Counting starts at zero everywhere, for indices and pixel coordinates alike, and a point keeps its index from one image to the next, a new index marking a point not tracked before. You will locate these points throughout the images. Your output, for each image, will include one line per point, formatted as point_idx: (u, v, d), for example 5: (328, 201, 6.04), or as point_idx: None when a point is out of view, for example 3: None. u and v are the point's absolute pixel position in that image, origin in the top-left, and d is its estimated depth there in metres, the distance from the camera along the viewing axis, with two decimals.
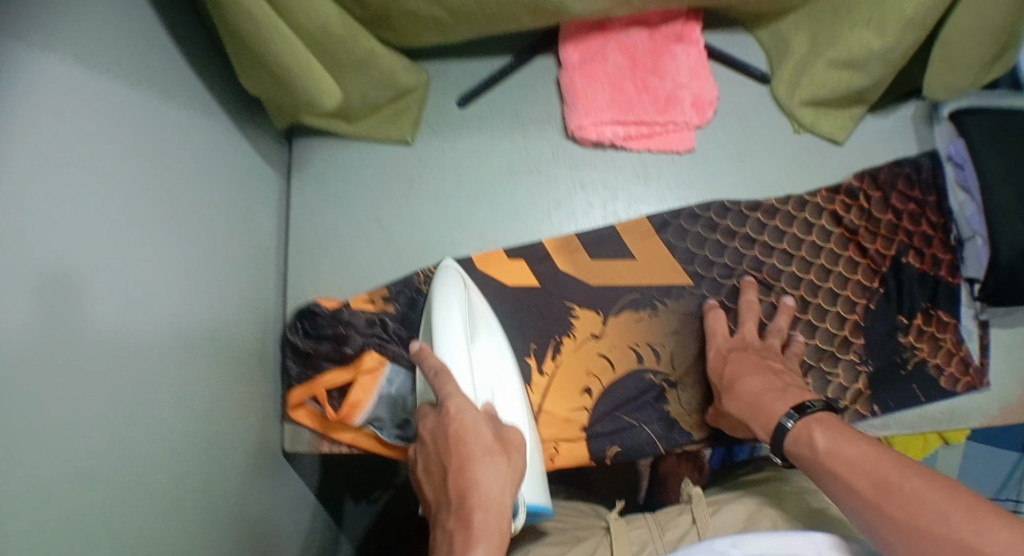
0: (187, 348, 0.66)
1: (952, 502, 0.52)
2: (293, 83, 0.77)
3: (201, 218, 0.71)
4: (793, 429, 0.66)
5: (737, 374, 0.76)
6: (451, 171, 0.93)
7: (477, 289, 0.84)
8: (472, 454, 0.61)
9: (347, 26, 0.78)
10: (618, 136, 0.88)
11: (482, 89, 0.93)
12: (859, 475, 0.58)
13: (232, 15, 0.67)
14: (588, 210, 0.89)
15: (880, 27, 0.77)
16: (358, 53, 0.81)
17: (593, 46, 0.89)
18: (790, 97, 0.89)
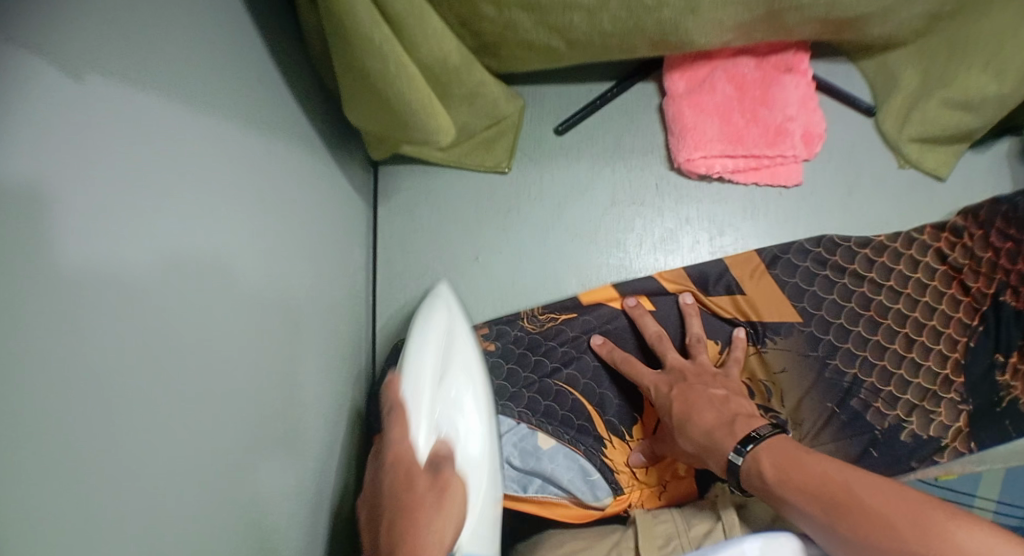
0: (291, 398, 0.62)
1: (904, 506, 0.59)
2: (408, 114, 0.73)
3: (299, 257, 0.68)
4: (744, 466, 0.66)
5: (686, 411, 0.72)
6: (551, 203, 0.89)
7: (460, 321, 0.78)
8: (420, 499, 0.57)
9: (464, 58, 0.75)
10: (727, 169, 0.87)
11: (582, 116, 0.89)
12: (817, 502, 0.61)
13: (362, 54, 0.64)
14: (694, 245, 0.88)
15: (997, 74, 0.78)
16: (468, 83, 0.78)
17: (700, 74, 0.87)
18: (897, 132, 0.89)
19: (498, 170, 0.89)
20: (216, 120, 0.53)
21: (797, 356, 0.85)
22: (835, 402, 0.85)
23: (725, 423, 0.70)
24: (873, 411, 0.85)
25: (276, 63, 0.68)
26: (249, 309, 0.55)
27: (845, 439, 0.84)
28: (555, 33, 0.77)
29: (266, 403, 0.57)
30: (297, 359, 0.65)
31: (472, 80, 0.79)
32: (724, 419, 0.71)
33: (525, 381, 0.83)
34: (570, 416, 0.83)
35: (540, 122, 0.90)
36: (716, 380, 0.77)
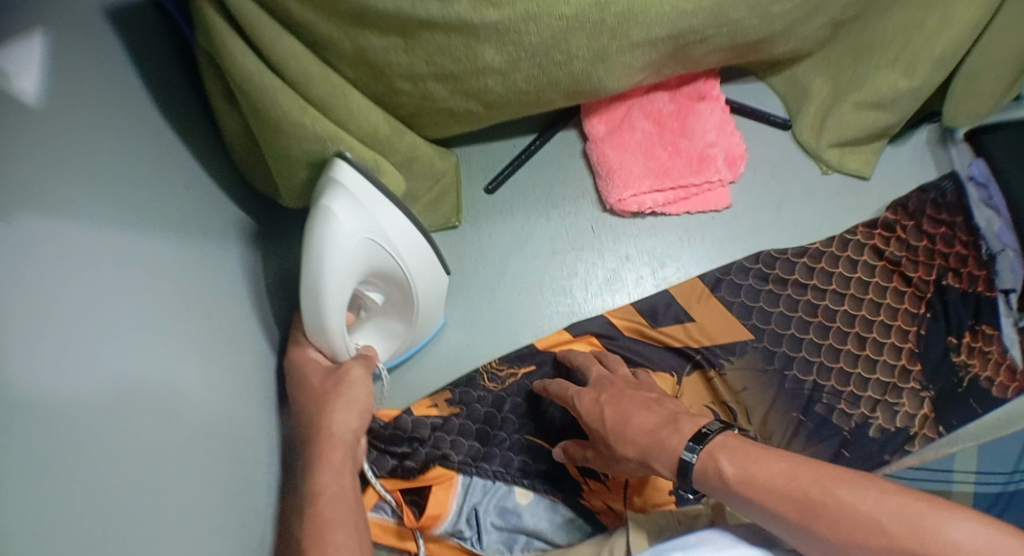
0: (231, 507, 0.60)
1: (887, 501, 0.53)
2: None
3: (237, 368, 0.68)
4: (698, 464, 0.61)
5: (620, 417, 0.69)
6: (493, 260, 0.90)
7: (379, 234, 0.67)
8: (321, 390, 0.70)
9: (392, 126, 0.76)
10: (658, 202, 0.89)
11: (510, 171, 0.91)
12: (785, 502, 0.56)
13: (283, 138, 0.67)
14: (639, 280, 0.89)
15: (909, 68, 0.81)
16: (401, 150, 0.79)
17: (618, 115, 0.90)
18: (817, 141, 0.91)
19: (449, 225, 0.90)
20: (129, 249, 0.54)
21: (753, 372, 0.86)
22: (801, 410, 0.85)
23: (665, 422, 0.66)
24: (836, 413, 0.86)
25: (194, 175, 0.68)
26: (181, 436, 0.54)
27: (816, 444, 0.84)
28: (469, 99, 0.78)
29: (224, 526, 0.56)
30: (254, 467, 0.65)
31: (404, 145, 0.79)
32: (665, 418, 0.67)
33: (497, 440, 0.85)
34: (543, 469, 0.84)
35: (470, 181, 0.92)
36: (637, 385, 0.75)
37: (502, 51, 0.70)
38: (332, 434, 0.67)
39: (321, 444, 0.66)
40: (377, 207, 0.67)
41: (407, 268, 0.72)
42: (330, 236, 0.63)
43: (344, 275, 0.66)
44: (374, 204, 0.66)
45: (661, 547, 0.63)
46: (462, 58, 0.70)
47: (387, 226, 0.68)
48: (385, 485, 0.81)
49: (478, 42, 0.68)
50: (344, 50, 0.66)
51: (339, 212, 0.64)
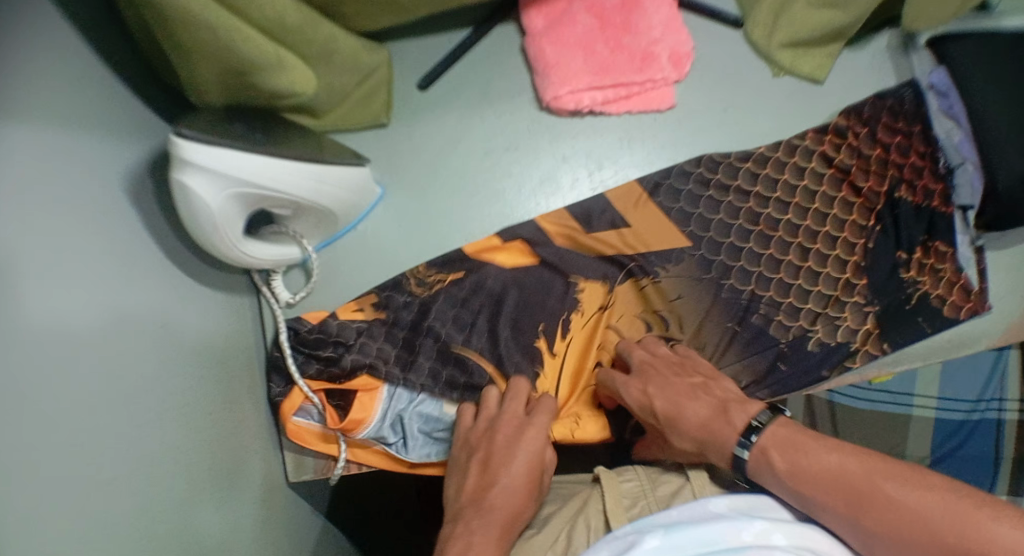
0: (125, 392, 0.59)
1: (929, 500, 0.56)
2: (259, 77, 0.71)
3: (134, 257, 0.65)
4: (749, 461, 0.64)
5: (672, 409, 0.71)
6: (425, 159, 0.87)
7: (246, 185, 0.68)
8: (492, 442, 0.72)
9: (307, 15, 0.71)
10: (597, 101, 0.84)
11: (444, 68, 0.86)
12: (836, 496, 0.59)
13: (177, 31, 0.61)
14: (575, 183, 0.86)
15: None
16: (317, 41, 0.74)
17: (558, 9, 0.85)
18: (767, 41, 0.86)
19: (379, 124, 0.87)
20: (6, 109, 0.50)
21: (687, 282, 0.82)
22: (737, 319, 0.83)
23: (717, 413, 0.69)
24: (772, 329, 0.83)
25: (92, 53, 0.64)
26: (37, 300, 0.50)
27: (747, 356, 0.82)
28: None
29: (92, 410, 0.54)
30: (149, 357, 0.63)
31: (322, 37, 0.75)
32: (715, 409, 0.69)
33: (424, 349, 0.81)
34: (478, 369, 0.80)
35: (402, 78, 0.88)
36: (677, 369, 0.76)
37: None
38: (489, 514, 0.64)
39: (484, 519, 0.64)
40: (229, 165, 0.65)
41: (288, 192, 0.73)
42: (191, 200, 0.66)
43: (222, 221, 0.69)
44: (225, 164, 0.65)
45: (644, 521, 0.61)
46: None
47: (249, 174, 0.67)
48: (310, 385, 0.79)
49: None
50: None
51: (191, 182, 0.64)
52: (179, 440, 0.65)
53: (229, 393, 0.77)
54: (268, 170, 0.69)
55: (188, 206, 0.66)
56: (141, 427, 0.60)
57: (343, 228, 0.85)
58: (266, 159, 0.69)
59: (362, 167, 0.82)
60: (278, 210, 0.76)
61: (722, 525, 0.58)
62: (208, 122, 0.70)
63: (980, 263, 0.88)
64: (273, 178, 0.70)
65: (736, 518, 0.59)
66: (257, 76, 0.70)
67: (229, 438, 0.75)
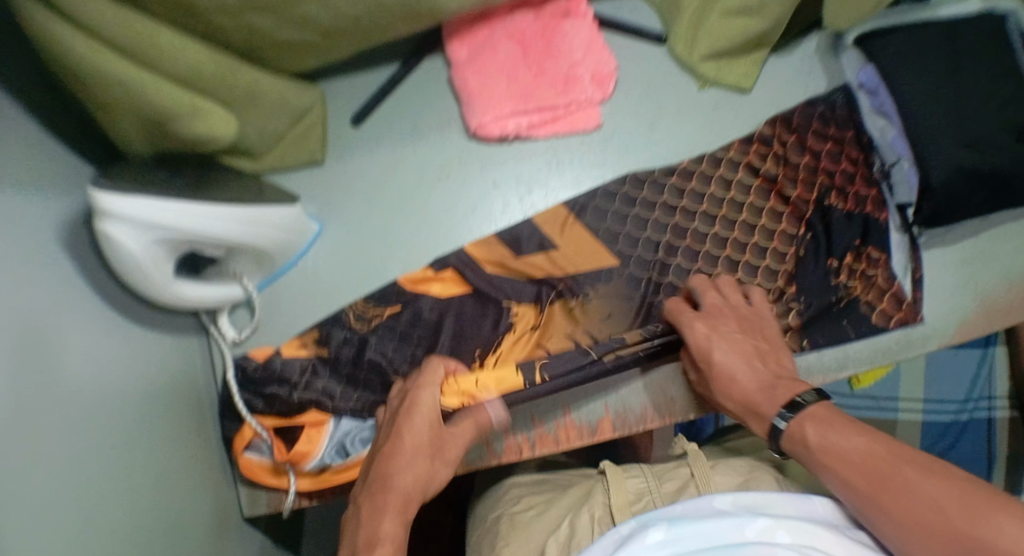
0: (70, 429, 0.61)
1: (952, 495, 0.57)
2: (176, 127, 0.72)
3: (74, 315, 0.67)
4: (786, 430, 0.67)
5: (727, 372, 0.73)
6: (359, 193, 0.89)
7: (166, 228, 0.69)
8: (403, 448, 0.69)
9: (221, 64, 0.74)
10: (522, 126, 0.86)
11: (374, 103, 0.88)
12: (860, 476, 0.61)
13: (88, 85, 0.65)
14: (506, 208, 0.87)
15: None
16: (237, 87, 0.76)
17: (480, 38, 0.86)
18: (689, 54, 0.86)
19: (314, 162, 0.88)
20: None
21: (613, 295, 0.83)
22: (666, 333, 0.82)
23: (768, 385, 0.71)
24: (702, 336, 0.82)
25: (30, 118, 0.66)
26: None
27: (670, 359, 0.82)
28: (298, 26, 0.75)
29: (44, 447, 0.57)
30: (93, 399, 0.66)
31: (241, 82, 0.77)
32: (766, 382, 0.72)
33: (366, 380, 0.83)
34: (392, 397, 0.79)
35: (336, 115, 0.90)
36: (743, 320, 0.78)
37: None
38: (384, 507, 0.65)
39: (379, 490, 0.67)
40: (149, 211, 0.66)
41: (214, 234, 0.74)
42: (114, 249, 0.67)
43: (142, 261, 0.70)
44: (144, 210, 0.66)
45: (650, 516, 0.67)
46: None
47: (168, 219, 0.68)
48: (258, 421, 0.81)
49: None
50: None
51: (113, 231, 0.65)
52: (124, 474, 0.67)
53: (176, 429, 0.79)
54: (189, 214, 0.70)
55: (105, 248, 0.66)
56: (85, 462, 0.62)
57: (283, 266, 0.87)
58: (187, 204, 0.69)
59: (293, 204, 0.84)
60: (207, 250, 0.77)
61: (726, 521, 0.64)
62: (132, 173, 0.72)
63: (915, 272, 0.87)
64: (197, 221, 0.71)
65: (739, 516, 0.64)
66: (175, 125, 0.71)
67: (178, 483, 0.76)
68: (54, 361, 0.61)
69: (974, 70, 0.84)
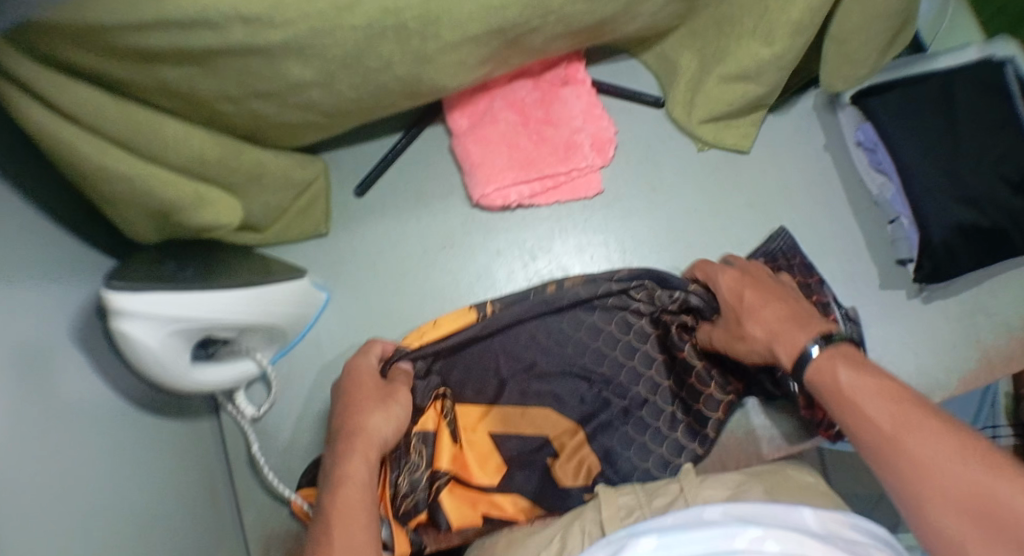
0: (90, 525, 0.61)
1: (961, 463, 0.53)
2: (182, 216, 0.73)
3: (87, 410, 0.66)
4: (816, 361, 0.64)
5: (755, 300, 0.73)
6: (364, 263, 0.89)
7: (187, 322, 0.68)
8: (357, 402, 0.73)
9: (227, 147, 0.74)
10: (524, 195, 0.87)
11: (377, 174, 0.89)
12: (884, 416, 0.57)
13: (101, 183, 0.66)
14: (511, 276, 0.88)
15: (766, 36, 0.76)
16: (242, 170, 0.77)
17: (479, 108, 0.87)
18: (688, 119, 0.88)
19: (318, 234, 0.89)
20: None
21: (582, 338, 0.83)
22: (631, 426, 0.81)
23: (799, 314, 0.70)
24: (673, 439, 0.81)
25: (33, 219, 0.66)
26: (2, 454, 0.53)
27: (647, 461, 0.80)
28: (304, 110, 0.76)
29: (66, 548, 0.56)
30: (108, 488, 0.65)
31: (247, 163, 0.77)
32: (799, 312, 0.70)
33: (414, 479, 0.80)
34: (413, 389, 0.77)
35: (339, 185, 0.90)
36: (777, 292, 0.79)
37: (309, 65, 0.68)
38: (341, 469, 0.67)
39: (341, 451, 0.69)
40: (167, 309, 0.65)
41: (230, 320, 0.73)
42: (133, 348, 0.65)
43: (163, 358, 0.69)
44: (163, 307, 0.65)
45: (639, 527, 0.60)
46: (270, 75, 0.68)
47: (185, 314, 0.67)
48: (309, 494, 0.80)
49: (279, 58, 0.65)
50: (145, 84, 0.63)
51: (130, 329, 0.64)
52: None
53: (190, 509, 0.78)
54: (206, 305, 0.69)
55: (128, 350, 0.66)
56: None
57: (295, 339, 0.86)
58: (204, 295, 0.69)
59: (298, 279, 0.83)
60: (223, 333, 0.76)
61: (714, 527, 0.57)
62: (142, 268, 0.72)
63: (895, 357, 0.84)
64: (214, 310, 0.70)
65: (729, 524, 0.57)
66: (181, 215, 0.72)
67: None
68: (75, 468, 0.61)
69: (967, 128, 0.83)
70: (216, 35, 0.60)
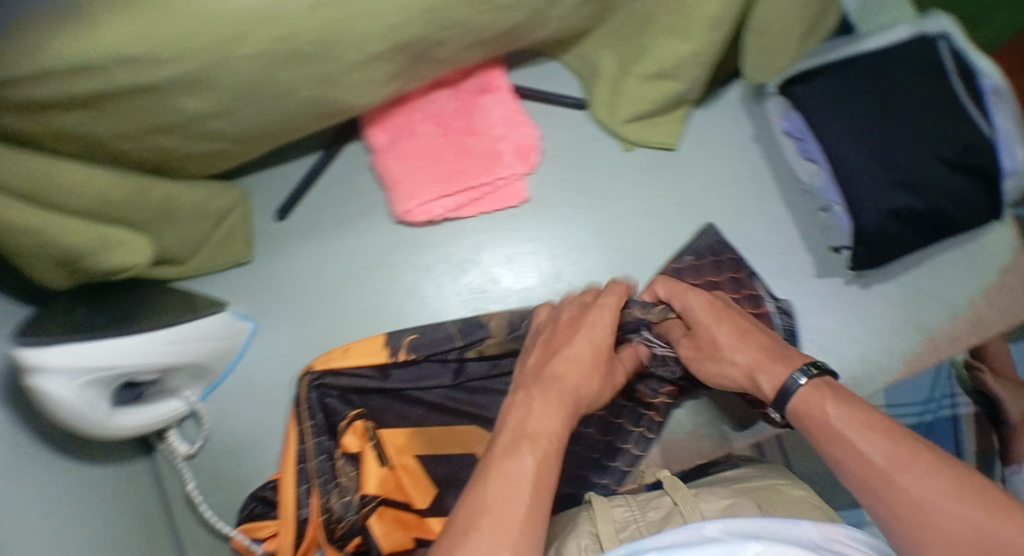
0: None
1: (958, 499, 0.50)
2: (89, 260, 0.70)
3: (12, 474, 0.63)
4: (801, 390, 0.59)
5: (712, 321, 0.66)
6: (289, 288, 0.86)
7: (100, 369, 0.66)
8: (564, 368, 0.60)
9: (134, 185, 0.71)
10: (448, 208, 0.85)
11: (297, 196, 0.86)
12: (879, 453, 0.53)
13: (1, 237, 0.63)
14: (440, 291, 0.86)
15: (685, 33, 0.74)
16: (153, 206, 0.74)
17: (399, 121, 0.85)
18: (612, 119, 0.85)
19: (240, 262, 0.86)
20: None
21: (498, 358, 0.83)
22: (564, 439, 0.82)
23: (759, 345, 0.64)
24: (613, 446, 0.82)
25: None
26: None
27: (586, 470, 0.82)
28: (212, 141, 0.73)
29: None
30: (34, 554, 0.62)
31: (158, 197, 0.74)
32: (763, 344, 0.64)
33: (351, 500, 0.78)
34: (318, 424, 0.79)
35: (260, 212, 0.88)
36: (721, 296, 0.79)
37: (204, 97, 0.65)
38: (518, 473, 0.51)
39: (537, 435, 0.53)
40: (74, 358, 0.63)
41: (148, 363, 0.71)
42: (44, 404, 0.63)
43: (81, 410, 0.66)
44: (70, 355, 0.63)
45: (636, 544, 0.54)
46: (165, 111, 0.65)
47: (96, 362, 0.65)
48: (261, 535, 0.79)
49: (170, 94, 0.62)
50: (33, 131, 0.61)
51: (42, 385, 0.62)
52: None
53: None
54: (120, 350, 0.67)
55: (43, 406, 0.63)
56: None
57: (223, 372, 0.84)
58: (118, 342, 0.67)
59: (218, 313, 0.80)
60: (144, 376, 0.74)
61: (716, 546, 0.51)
62: (51, 318, 0.69)
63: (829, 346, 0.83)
64: (129, 354, 0.68)
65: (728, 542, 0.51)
66: (88, 261, 0.69)
67: None
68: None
69: (903, 108, 0.82)
70: (98, 76, 0.57)
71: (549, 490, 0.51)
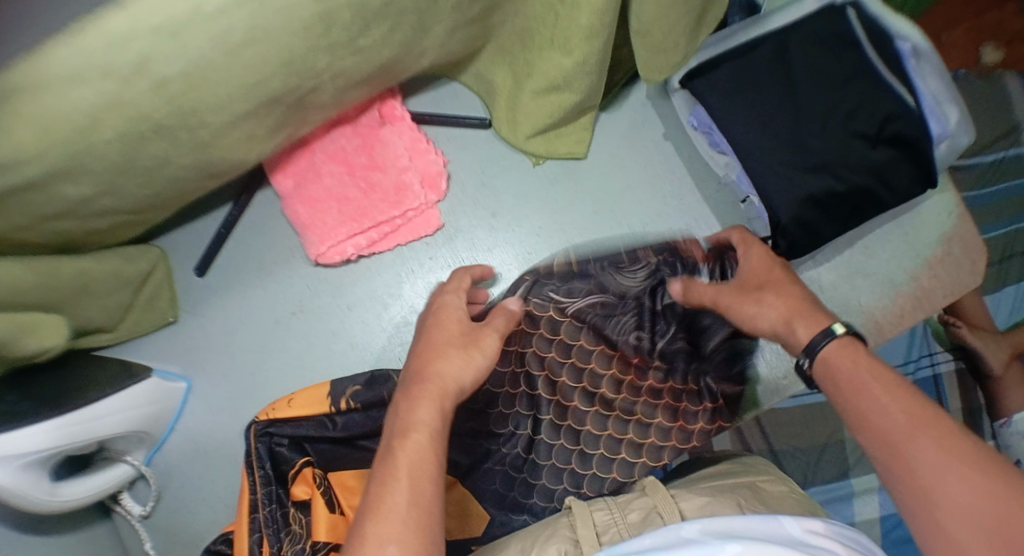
0: None
1: (975, 483, 0.47)
2: (7, 352, 0.63)
3: None
4: (828, 347, 0.56)
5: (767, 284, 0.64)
6: (220, 341, 0.88)
7: (45, 447, 0.66)
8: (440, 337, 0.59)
9: (41, 271, 0.66)
10: (362, 246, 0.84)
11: (215, 251, 0.87)
12: (901, 418, 0.51)
13: None
14: (366, 328, 0.86)
15: (566, 46, 0.69)
16: (69, 284, 0.71)
17: (302, 165, 0.83)
18: (514, 135, 0.84)
19: (168, 322, 0.87)
20: None
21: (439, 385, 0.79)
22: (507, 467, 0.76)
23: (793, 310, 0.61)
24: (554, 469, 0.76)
25: None
26: None
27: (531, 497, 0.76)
28: (109, 216, 0.70)
29: None
30: None
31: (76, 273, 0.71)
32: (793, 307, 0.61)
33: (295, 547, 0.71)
34: (269, 473, 0.73)
35: (180, 269, 0.88)
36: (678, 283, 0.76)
37: (83, 183, 0.60)
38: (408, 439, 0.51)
39: (422, 400, 0.54)
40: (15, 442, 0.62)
41: (92, 436, 0.72)
42: None
43: (29, 490, 0.64)
44: (7, 444, 0.61)
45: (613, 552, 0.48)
46: (44, 201, 0.59)
47: (36, 443, 0.64)
48: None
49: (49, 186, 0.57)
50: None
51: None
52: None
53: None
54: (62, 426, 0.67)
55: None
56: None
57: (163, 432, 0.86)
58: (60, 418, 0.67)
59: (148, 378, 0.81)
60: (87, 447, 0.74)
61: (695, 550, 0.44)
62: None
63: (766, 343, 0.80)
64: (72, 425, 0.69)
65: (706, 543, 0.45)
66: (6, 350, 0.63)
67: None
68: None
69: (810, 89, 0.77)
70: None
71: (434, 483, 0.49)
